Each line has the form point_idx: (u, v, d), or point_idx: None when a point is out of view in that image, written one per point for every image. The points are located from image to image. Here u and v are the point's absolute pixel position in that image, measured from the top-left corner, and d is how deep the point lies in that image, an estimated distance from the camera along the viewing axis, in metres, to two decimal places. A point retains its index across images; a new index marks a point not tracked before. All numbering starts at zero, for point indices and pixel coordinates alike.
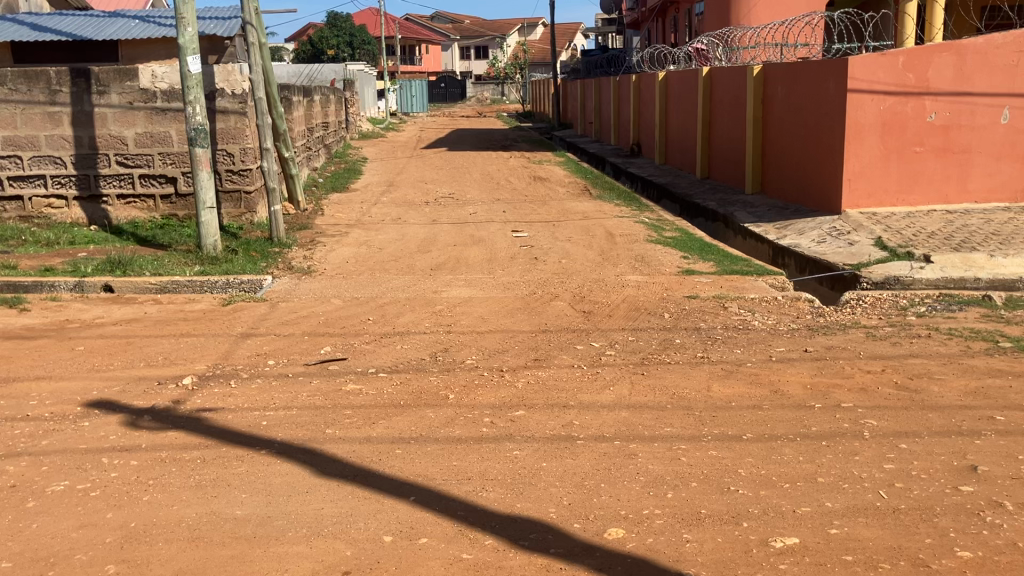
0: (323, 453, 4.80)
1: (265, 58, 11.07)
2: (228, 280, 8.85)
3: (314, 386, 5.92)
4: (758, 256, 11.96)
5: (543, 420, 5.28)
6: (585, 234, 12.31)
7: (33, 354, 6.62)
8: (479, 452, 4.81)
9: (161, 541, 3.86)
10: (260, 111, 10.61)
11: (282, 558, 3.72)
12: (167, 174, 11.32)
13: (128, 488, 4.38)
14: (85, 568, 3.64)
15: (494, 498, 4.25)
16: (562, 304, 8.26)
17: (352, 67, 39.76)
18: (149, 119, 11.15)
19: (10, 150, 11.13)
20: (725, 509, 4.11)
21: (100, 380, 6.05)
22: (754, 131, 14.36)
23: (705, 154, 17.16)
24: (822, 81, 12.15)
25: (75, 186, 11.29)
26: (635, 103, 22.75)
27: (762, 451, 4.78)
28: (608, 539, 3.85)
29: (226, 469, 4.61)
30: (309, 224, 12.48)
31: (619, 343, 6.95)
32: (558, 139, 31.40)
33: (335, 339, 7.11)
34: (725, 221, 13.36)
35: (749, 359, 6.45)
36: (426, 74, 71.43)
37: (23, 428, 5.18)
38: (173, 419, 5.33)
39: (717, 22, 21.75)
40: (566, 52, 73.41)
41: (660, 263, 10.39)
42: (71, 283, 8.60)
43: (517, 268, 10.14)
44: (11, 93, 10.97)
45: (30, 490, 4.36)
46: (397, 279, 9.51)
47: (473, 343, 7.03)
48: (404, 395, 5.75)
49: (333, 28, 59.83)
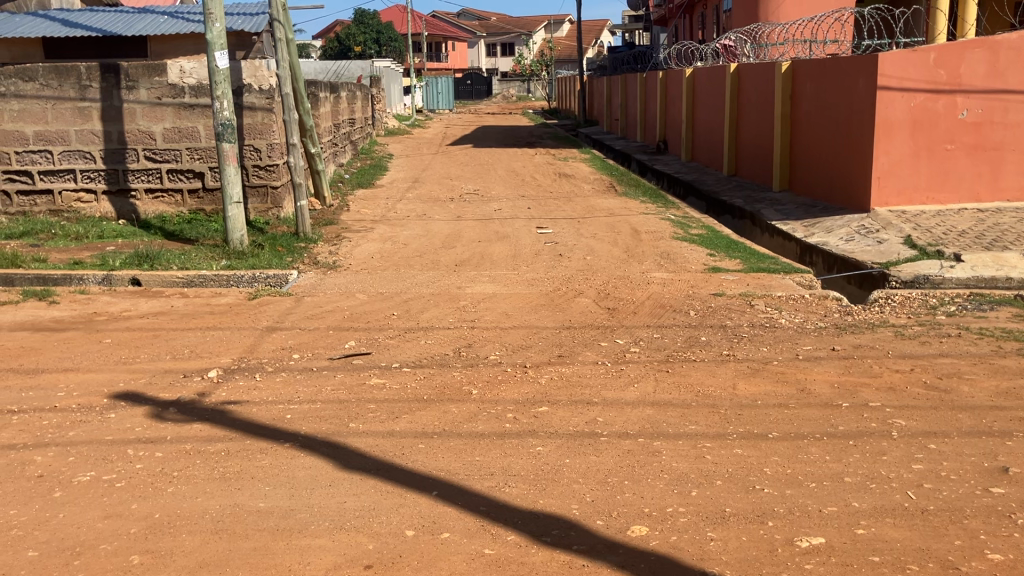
0: (345, 446, 4.80)
1: (292, 53, 11.08)
2: (254, 275, 8.90)
3: (338, 380, 5.94)
4: (785, 255, 11.84)
5: (566, 417, 5.26)
6: (610, 230, 12.24)
7: (62, 347, 6.69)
8: (502, 448, 4.79)
9: (184, 533, 3.88)
10: (286, 107, 10.61)
11: (304, 551, 3.72)
12: (195, 169, 11.38)
13: (152, 480, 4.40)
14: (111, 558, 3.66)
15: (517, 494, 4.23)
16: (587, 301, 8.21)
17: (379, 64, 39.96)
18: (177, 114, 11.20)
19: (40, 144, 11.26)
20: (751, 508, 4.07)
21: (126, 372, 6.09)
22: (782, 129, 14.22)
23: (733, 151, 17.03)
24: (851, 78, 11.99)
25: (104, 181, 11.40)
26: (662, 99, 22.60)
27: (789, 450, 4.73)
28: (631, 536, 3.82)
29: (250, 461, 4.63)
30: (334, 220, 12.47)
31: (643, 341, 6.90)
32: (585, 135, 31.26)
33: (360, 334, 7.13)
34: (752, 219, 13.23)
35: (775, 357, 6.40)
36: (452, 71, 71.55)
37: (51, 418, 5.24)
38: (198, 410, 5.36)
39: (746, 18, 21.59)
40: (592, 49, 73.08)
41: (686, 260, 10.33)
42: (99, 275, 8.67)
43: (542, 264, 10.14)
44: (42, 88, 11.08)
45: (57, 481, 4.40)
46: (421, 275, 9.51)
47: (497, 339, 7.01)
48: (427, 390, 5.75)
49: (360, 25, 60.04)
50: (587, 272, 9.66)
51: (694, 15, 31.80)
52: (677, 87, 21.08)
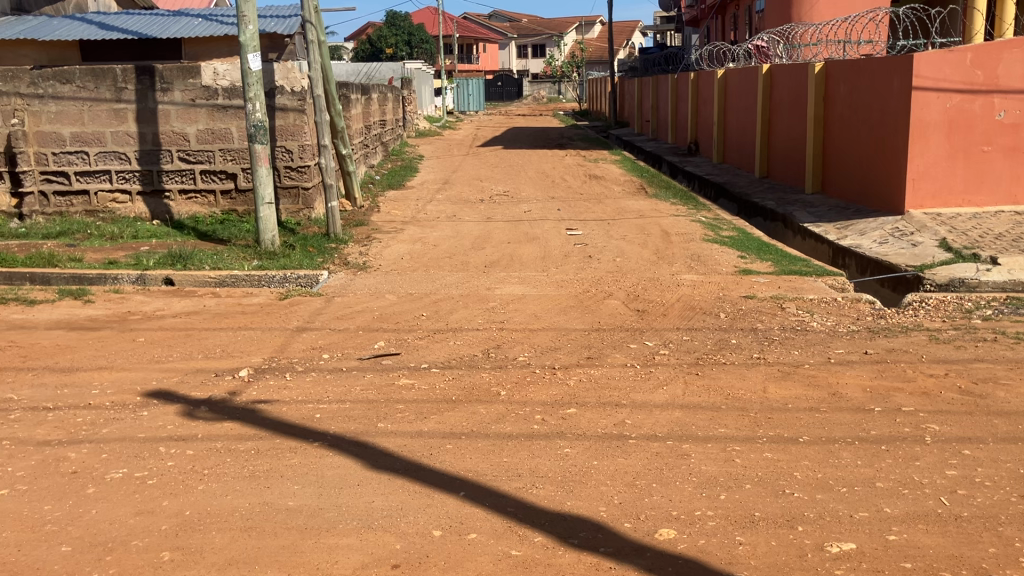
0: (374, 446, 4.83)
1: (324, 55, 11.15)
2: (285, 275, 8.96)
3: (367, 380, 5.98)
4: (817, 257, 11.73)
5: (595, 418, 5.24)
6: (640, 232, 12.20)
7: (96, 345, 6.78)
8: (530, 449, 4.80)
9: (214, 530, 3.91)
10: (318, 108, 10.68)
11: (332, 550, 3.74)
12: (228, 170, 11.49)
13: (183, 477, 4.45)
14: (142, 555, 3.70)
15: (545, 496, 4.23)
16: (616, 303, 8.19)
17: (410, 66, 40.19)
18: (211, 116, 11.32)
19: (77, 145, 11.42)
20: (780, 512, 4.03)
21: (159, 371, 6.16)
22: (815, 130, 14.08)
23: (765, 153, 16.91)
24: (886, 79, 11.84)
25: (139, 182, 11.55)
26: (693, 100, 22.47)
27: (819, 454, 4.68)
28: (659, 540, 3.80)
29: (279, 460, 4.66)
30: (364, 221, 12.55)
31: (672, 343, 6.87)
32: (614, 136, 31.18)
33: (390, 335, 7.16)
34: (784, 221, 13.13)
35: (807, 361, 6.34)
36: (483, 73, 71.68)
37: (86, 415, 5.31)
38: (229, 409, 5.41)
39: (779, 19, 21.44)
40: (624, 50, 72.84)
41: (717, 263, 10.26)
42: (133, 275, 8.78)
43: (571, 266, 10.11)
44: (78, 90, 11.22)
45: (90, 477, 4.46)
46: (450, 276, 9.54)
47: (526, 340, 7.01)
48: (456, 391, 5.76)
49: (392, 27, 60.37)
50: (617, 274, 9.64)
51: (727, 16, 31.62)
52: (708, 88, 20.96)
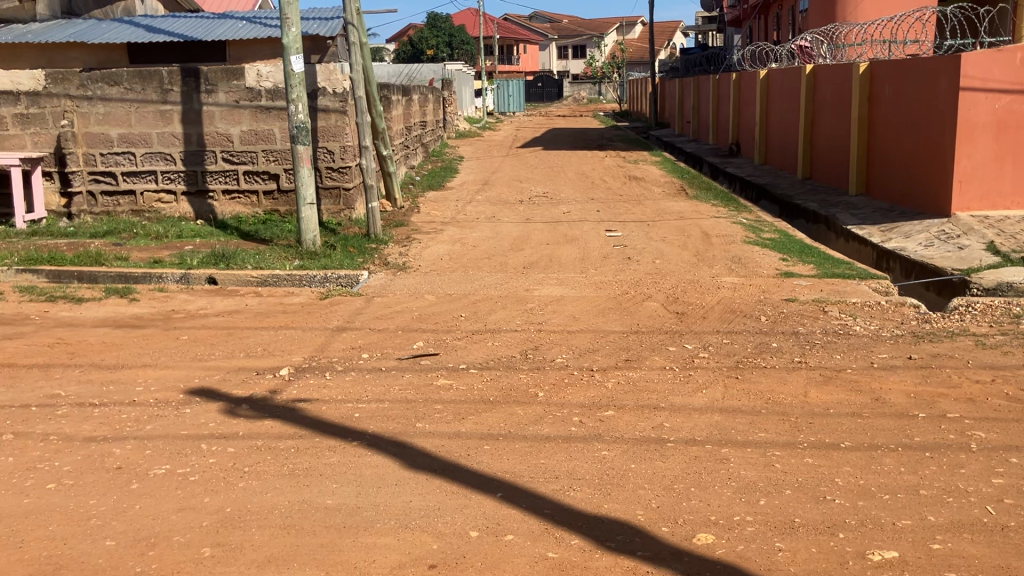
0: (412, 446, 4.86)
1: (366, 57, 11.24)
2: (326, 275, 9.03)
3: (405, 380, 6.01)
4: (861, 260, 11.57)
5: (633, 421, 5.22)
6: (680, 234, 12.12)
7: (141, 343, 6.90)
8: (567, 451, 4.79)
9: (254, 527, 3.96)
10: (359, 110, 10.77)
11: (370, 549, 3.76)
12: (271, 171, 11.60)
13: (224, 474, 4.51)
14: (183, 550, 3.75)
15: (582, 498, 4.22)
16: (655, 305, 8.15)
17: (451, 67, 40.37)
18: (254, 117, 11.45)
19: (124, 146, 11.62)
20: (821, 519, 3.98)
21: (201, 369, 6.25)
22: (859, 131, 13.89)
23: (808, 154, 16.71)
24: (932, 79, 11.65)
25: (184, 182, 11.73)
26: (735, 101, 22.28)
27: (861, 461, 4.61)
28: (697, 544, 3.77)
29: (319, 458, 4.70)
30: (404, 221, 12.63)
31: (712, 346, 6.82)
32: (655, 137, 31.02)
33: (429, 335, 7.19)
34: (826, 223, 12.96)
35: (849, 365, 6.25)
36: (523, 74, 71.73)
37: (130, 412, 5.41)
38: (270, 407, 5.48)
39: (824, 18, 21.18)
40: (666, 51, 72.42)
41: (758, 265, 10.17)
42: (177, 274, 8.91)
43: (610, 267, 10.07)
44: (126, 92, 11.45)
45: (134, 473, 4.53)
46: (489, 277, 9.56)
47: (565, 341, 7.01)
48: (493, 392, 5.77)
49: (433, 29, 60.69)
50: (656, 276, 9.59)
51: (770, 16, 31.30)
52: (751, 89, 20.77)
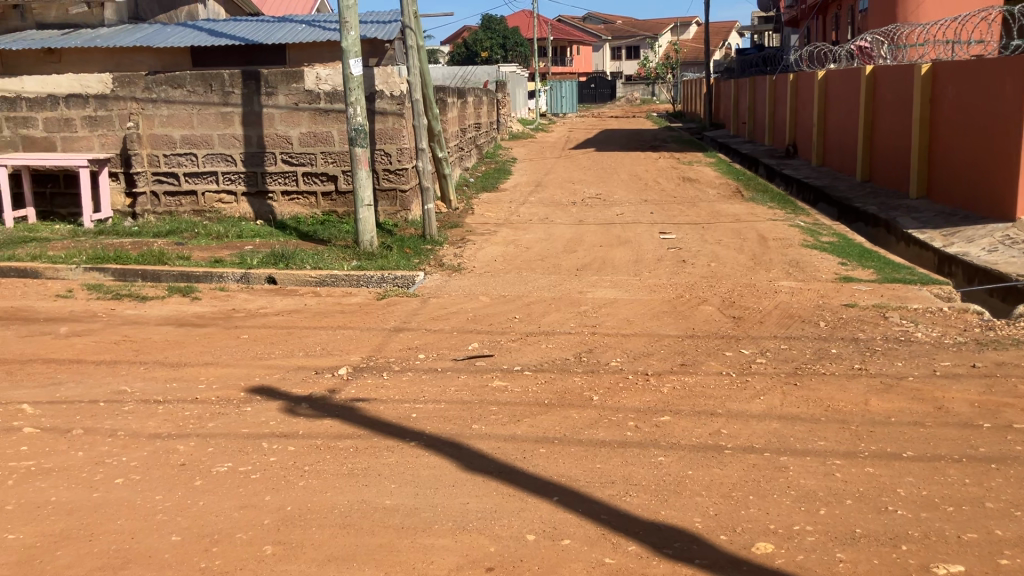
0: (468, 447, 4.89)
1: (423, 60, 11.33)
2: (382, 275, 9.11)
3: (461, 381, 6.04)
4: (922, 264, 11.33)
5: (689, 427, 5.18)
6: (736, 237, 12.00)
7: (203, 341, 7.04)
8: (624, 456, 4.78)
9: (314, 526, 4.02)
10: (416, 112, 10.85)
11: (428, 551, 3.79)
12: (329, 172, 11.75)
13: (285, 473, 4.58)
14: (246, 548, 3.83)
15: (639, 504, 4.21)
16: (711, 309, 8.09)
17: (505, 69, 40.47)
18: (313, 119, 11.60)
19: (186, 147, 11.86)
20: (883, 530, 3.92)
21: (261, 367, 6.36)
22: (921, 133, 13.62)
23: (867, 156, 16.43)
24: (998, 80, 11.38)
25: (244, 183, 11.93)
26: (793, 102, 21.98)
27: (925, 471, 4.53)
28: (755, 553, 3.74)
29: (377, 458, 4.76)
30: (459, 223, 12.70)
31: (770, 352, 6.74)
32: (709, 138, 30.72)
33: (483, 336, 7.22)
34: (886, 227, 12.72)
35: (911, 373, 6.14)
36: (576, 75, 71.59)
37: (193, 410, 5.52)
38: (328, 406, 5.56)
39: (884, 18, 20.80)
40: (721, 50, 71.70)
41: (816, 269, 10.03)
42: (238, 274, 9.07)
43: (665, 270, 10.02)
44: (189, 95, 11.69)
45: (198, 470, 4.63)
46: (543, 278, 9.57)
47: (619, 345, 6.98)
48: (548, 394, 5.78)
49: (487, 31, 60.90)
50: (712, 279, 9.51)
51: (828, 15, 30.83)
52: (808, 90, 20.47)
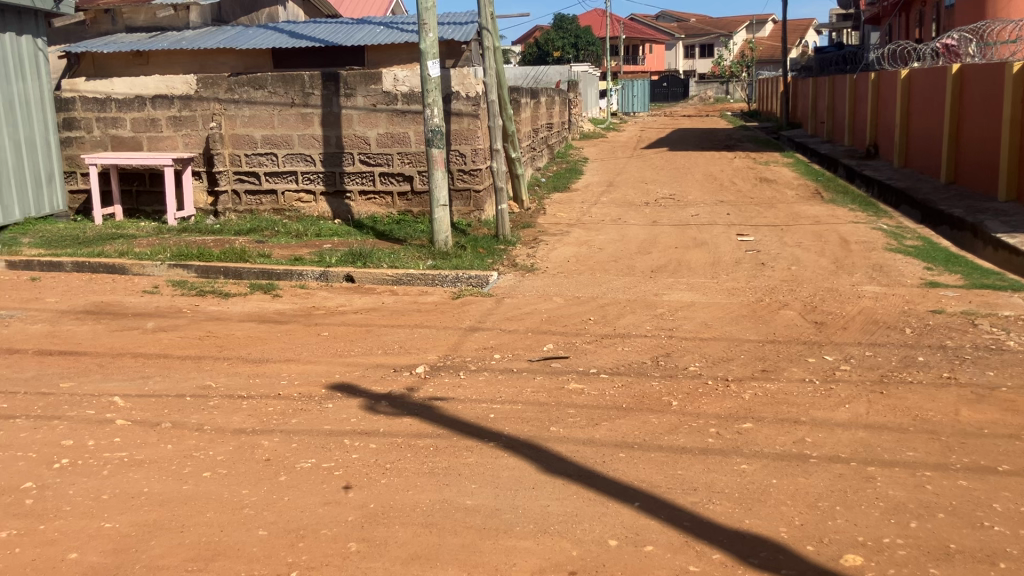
0: (547, 450, 4.87)
1: (499, 61, 11.35)
2: (458, 275, 9.15)
3: (538, 382, 6.03)
4: (1011, 270, 10.93)
5: (772, 435, 5.09)
6: (816, 240, 11.74)
7: (284, 337, 7.17)
8: (705, 463, 4.71)
9: (397, 524, 4.05)
10: (491, 114, 10.88)
11: (510, 552, 3.79)
12: (405, 172, 11.85)
13: (367, 470, 4.64)
14: (331, 544, 3.88)
15: (722, 512, 4.14)
16: (791, 314, 7.93)
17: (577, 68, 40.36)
18: (391, 120, 11.72)
19: (267, 147, 12.11)
20: (979, 546, 3.78)
21: (341, 365, 6.44)
22: (1011, 133, 13.16)
23: (953, 158, 15.93)
24: None
25: (322, 182, 12.12)
26: (874, 101, 21.44)
27: (1021, 486, 4.36)
28: (845, 566, 3.65)
29: (456, 458, 4.78)
30: (532, 223, 12.70)
31: (853, 359, 6.58)
32: (785, 138, 30.15)
33: (559, 338, 7.19)
34: (973, 230, 12.32)
35: (1004, 383, 5.92)
36: (648, 74, 71.01)
37: (276, 405, 5.62)
38: (408, 405, 5.60)
39: (972, 14, 20.16)
40: (797, 49, 70.35)
41: (900, 274, 9.75)
42: (317, 272, 9.22)
43: (742, 273, 9.87)
44: (270, 96, 11.93)
45: (282, 465, 4.71)
46: (617, 280, 9.51)
47: (698, 349, 6.89)
48: (627, 398, 5.73)
49: (559, 31, 60.85)
50: (791, 283, 9.33)
51: (912, 13, 30.00)
52: (891, 88, 19.94)
